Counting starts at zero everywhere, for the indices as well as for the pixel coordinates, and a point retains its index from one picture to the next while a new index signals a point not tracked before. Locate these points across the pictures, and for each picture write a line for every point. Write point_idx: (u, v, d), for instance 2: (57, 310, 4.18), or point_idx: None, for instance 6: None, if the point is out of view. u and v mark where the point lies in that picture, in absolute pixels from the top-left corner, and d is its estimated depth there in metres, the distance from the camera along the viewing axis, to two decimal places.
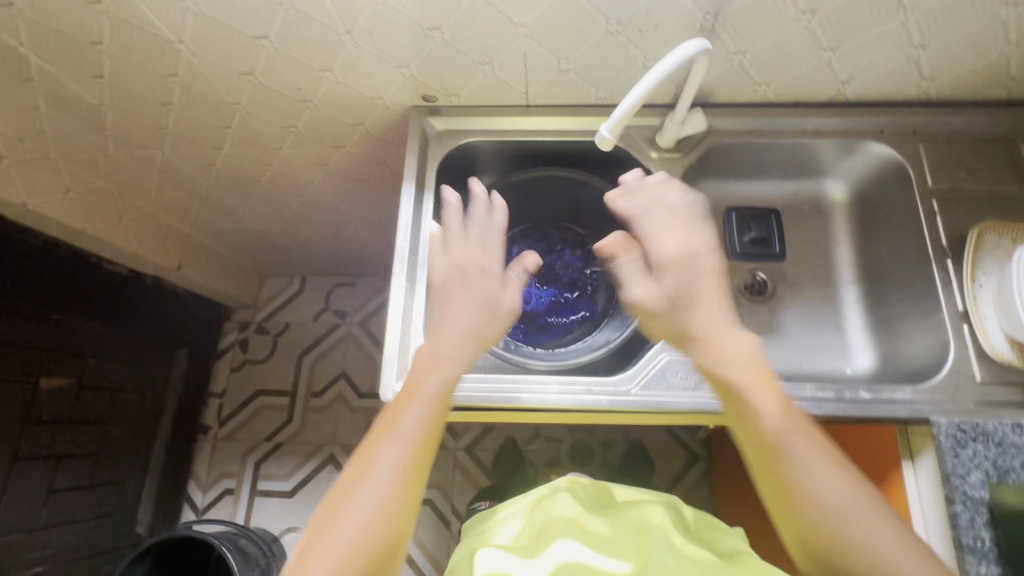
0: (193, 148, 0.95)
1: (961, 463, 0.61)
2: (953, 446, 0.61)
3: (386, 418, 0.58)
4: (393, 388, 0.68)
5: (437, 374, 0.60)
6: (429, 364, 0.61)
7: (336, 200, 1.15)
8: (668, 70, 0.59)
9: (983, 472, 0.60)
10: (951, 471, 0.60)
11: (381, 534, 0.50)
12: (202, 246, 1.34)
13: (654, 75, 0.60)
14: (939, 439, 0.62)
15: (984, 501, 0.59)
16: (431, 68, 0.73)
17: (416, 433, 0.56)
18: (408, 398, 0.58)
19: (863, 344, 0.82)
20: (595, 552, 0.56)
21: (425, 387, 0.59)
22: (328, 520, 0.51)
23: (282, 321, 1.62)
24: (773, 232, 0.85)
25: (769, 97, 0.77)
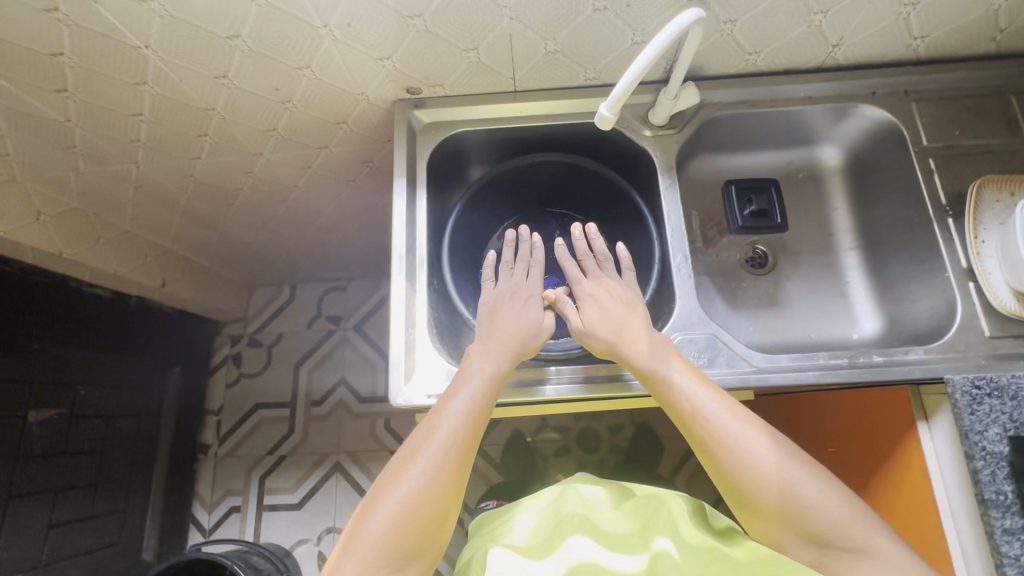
0: (170, 160, 0.91)
1: (979, 419, 0.60)
2: (969, 403, 0.61)
3: (440, 402, 0.61)
4: (403, 392, 0.66)
5: (486, 361, 0.63)
6: (479, 353, 0.64)
7: (323, 203, 1.12)
8: (663, 45, 0.57)
9: (1001, 426, 0.60)
10: (969, 428, 0.60)
11: (424, 509, 0.54)
12: (186, 261, 1.30)
13: (651, 50, 0.57)
14: (955, 397, 0.62)
15: (1004, 456, 0.59)
16: (414, 58, 0.70)
17: (464, 419, 0.59)
18: (457, 385, 0.62)
19: (868, 308, 0.82)
20: (610, 551, 0.54)
21: (473, 374, 0.62)
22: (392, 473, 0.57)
23: (275, 332, 1.58)
24: (775, 203, 0.84)
25: (760, 67, 0.76)
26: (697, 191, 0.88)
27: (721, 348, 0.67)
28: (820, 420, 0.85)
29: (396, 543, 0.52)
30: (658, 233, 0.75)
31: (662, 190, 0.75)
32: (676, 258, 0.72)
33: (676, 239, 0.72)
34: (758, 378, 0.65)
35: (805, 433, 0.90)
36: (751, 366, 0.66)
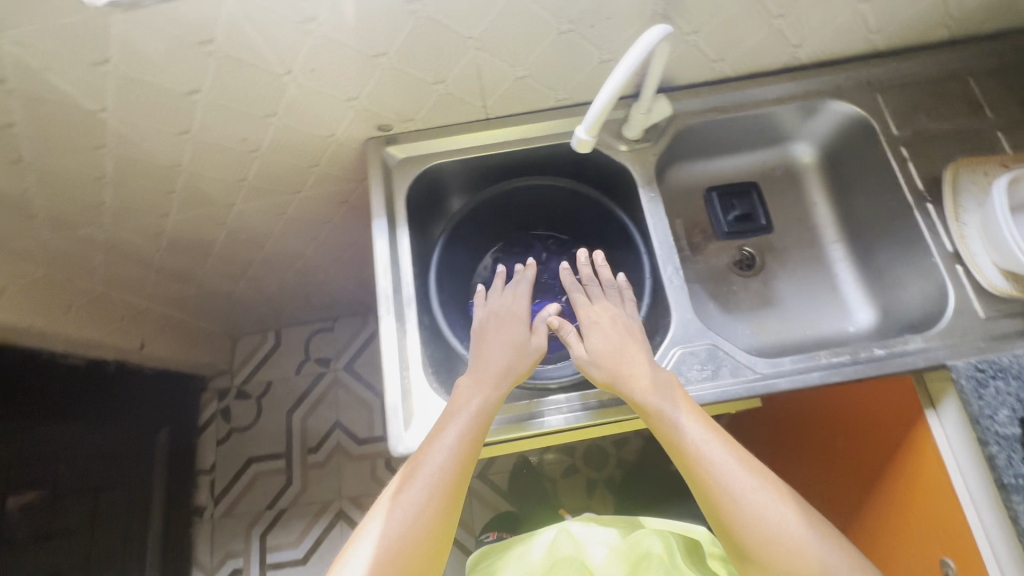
0: (139, 220, 0.88)
1: (988, 403, 0.60)
2: (975, 388, 0.61)
3: (429, 437, 0.59)
4: (403, 439, 0.63)
5: (477, 393, 0.61)
6: (469, 384, 0.62)
7: (301, 246, 1.10)
8: (637, 61, 0.56)
9: (1010, 408, 0.60)
10: (979, 413, 0.60)
11: (405, 554, 0.53)
12: (164, 319, 1.26)
13: (626, 65, 0.57)
14: (961, 383, 0.62)
15: (1017, 438, 0.58)
16: (383, 95, 0.69)
17: (455, 462, 0.56)
18: (446, 419, 0.59)
19: (860, 299, 0.82)
20: None
21: (463, 409, 0.59)
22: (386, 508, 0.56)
23: (263, 380, 1.54)
24: (757, 206, 0.85)
25: (727, 72, 0.77)
26: (678, 199, 0.88)
27: (723, 358, 0.66)
28: (823, 418, 0.84)
29: None
30: (646, 248, 0.74)
31: (645, 203, 0.74)
32: (667, 271, 0.71)
33: (664, 252, 0.72)
34: (764, 385, 0.64)
35: (809, 431, 0.89)
36: (755, 373, 0.65)
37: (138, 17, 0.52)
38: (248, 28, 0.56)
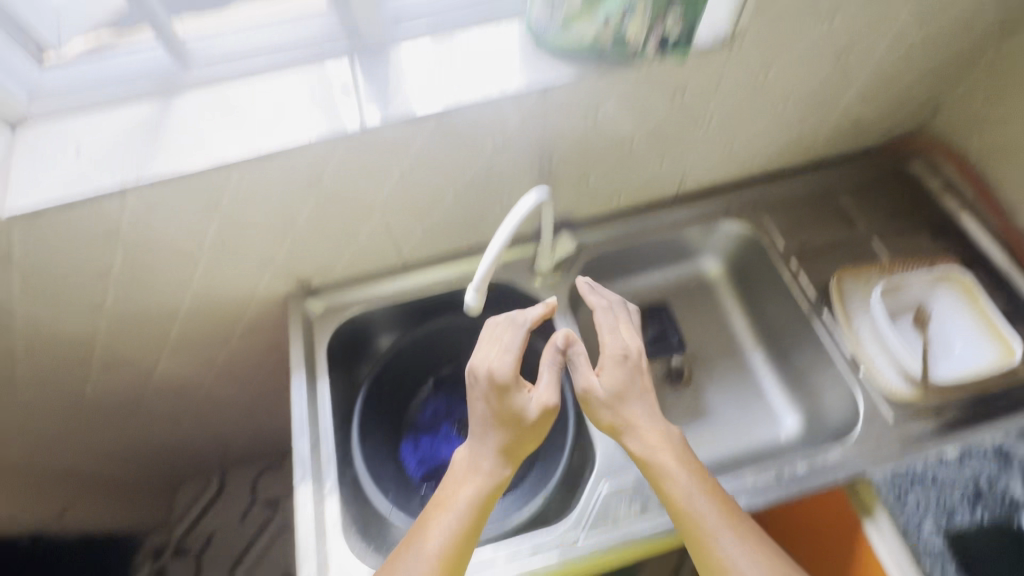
0: (55, 386, 0.86)
1: (912, 515, 0.63)
2: (899, 498, 0.64)
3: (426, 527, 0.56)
4: None
5: (475, 475, 0.58)
6: (466, 467, 0.59)
7: (237, 389, 1.07)
8: (516, 225, 0.59)
9: (931, 517, 0.63)
10: (907, 525, 0.62)
11: None
12: (90, 478, 1.17)
13: (508, 228, 0.59)
14: (886, 496, 0.64)
15: (943, 547, 0.61)
16: (298, 256, 0.72)
17: (443, 565, 0.53)
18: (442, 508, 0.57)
19: (785, 404, 0.84)
20: None
21: (459, 501, 0.56)
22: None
23: (205, 531, 1.41)
24: (670, 325, 0.87)
25: (625, 205, 0.84)
26: None
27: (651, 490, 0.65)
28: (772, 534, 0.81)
29: None
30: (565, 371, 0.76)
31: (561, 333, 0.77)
32: None
33: None
34: None
35: None
36: None
37: (39, 222, 0.54)
38: (153, 219, 0.59)
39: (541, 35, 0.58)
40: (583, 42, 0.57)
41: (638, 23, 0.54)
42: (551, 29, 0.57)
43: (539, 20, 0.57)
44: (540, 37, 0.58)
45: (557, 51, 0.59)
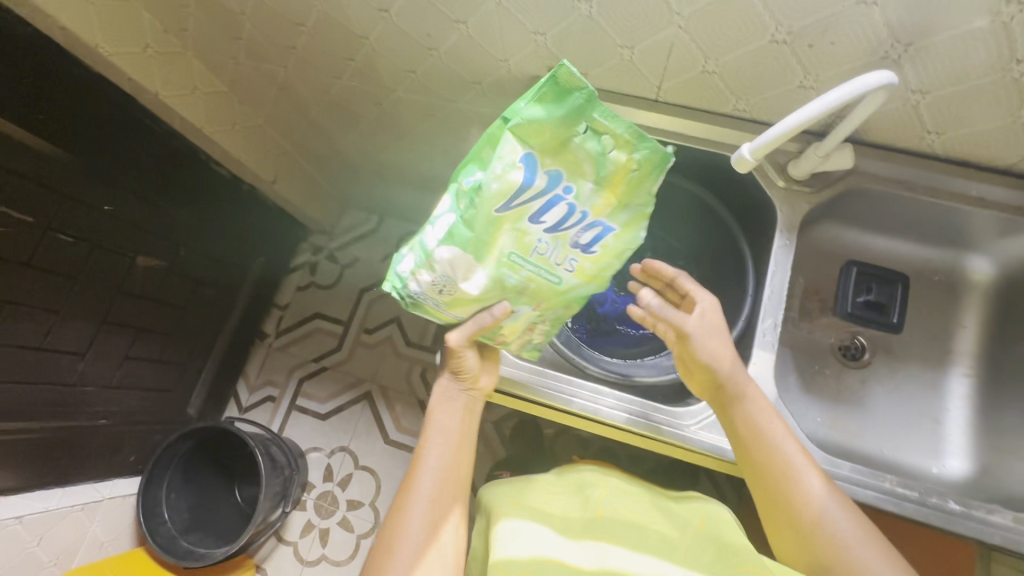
0: (315, 72, 0.99)
1: (996, 529, 0.59)
2: (984, 512, 0.60)
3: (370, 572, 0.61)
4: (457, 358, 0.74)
5: (449, 382, 0.73)
6: (447, 409, 0.72)
7: (430, 149, 1.15)
8: (835, 103, 0.51)
9: (1003, 537, 0.59)
10: (984, 532, 0.59)
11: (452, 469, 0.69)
12: (298, 166, 1.41)
13: (831, 97, 0.51)
14: (995, 540, 0.59)
15: (978, 519, 0.60)
16: (566, 42, 0.68)
17: (446, 434, 0.71)
18: (390, 555, 0.62)
19: (961, 447, 0.73)
20: (606, 540, 0.60)
21: (442, 419, 0.72)
22: (414, 473, 0.68)
23: (353, 254, 1.66)
24: (896, 300, 0.77)
25: (933, 149, 0.68)
26: (816, 257, 0.81)
27: None
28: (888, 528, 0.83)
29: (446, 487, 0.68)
30: (755, 291, 0.72)
31: (775, 247, 0.71)
32: (765, 322, 0.68)
33: (772, 302, 0.68)
34: None
35: None
36: None
37: None
38: None
39: (413, 289, 0.61)
40: (459, 309, 0.63)
41: (518, 326, 0.67)
42: (429, 293, 0.61)
43: (416, 284, 0.61)
44: (416, 297, 0.62)
45: (421, 311, 0.64)
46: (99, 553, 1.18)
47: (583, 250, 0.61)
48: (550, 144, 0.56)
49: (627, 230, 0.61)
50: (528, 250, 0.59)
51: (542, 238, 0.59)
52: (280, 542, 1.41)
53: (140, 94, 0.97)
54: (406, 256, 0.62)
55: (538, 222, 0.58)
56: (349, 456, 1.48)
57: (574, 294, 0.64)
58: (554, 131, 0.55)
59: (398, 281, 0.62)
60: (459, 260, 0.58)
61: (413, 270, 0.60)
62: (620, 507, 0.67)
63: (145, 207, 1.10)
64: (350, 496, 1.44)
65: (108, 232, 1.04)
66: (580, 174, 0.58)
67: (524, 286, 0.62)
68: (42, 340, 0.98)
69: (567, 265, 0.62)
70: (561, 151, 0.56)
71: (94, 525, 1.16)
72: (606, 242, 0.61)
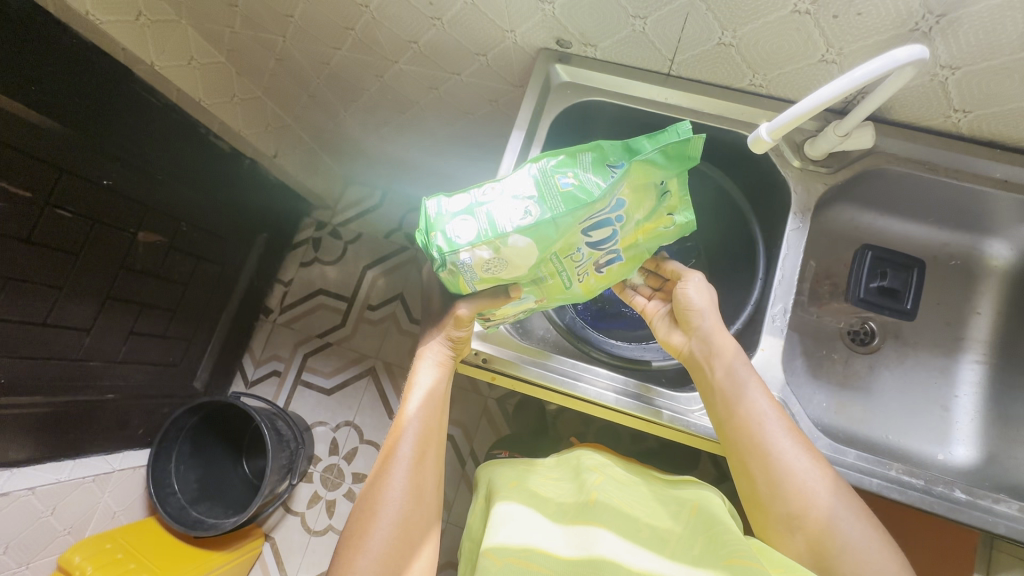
0: (315, 43, 0.96)
1: (1000, 517, 0.59)
2: (988, 501, 0.60)
3: (353, 530, 0.64)
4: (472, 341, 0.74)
5: (432, 346, 0.73)
6: (431, 375, 0.72)
7: (434, 123, 1.12)
8: (864, 79, 0.47)
9: (1007, 527, 0.59)
10: (989, 520, 0.59)
11: (431, 434, 0.70)
12: (298, 139, 1.39)
13: (859, 71, 0.47)
14: (999, 529, 0.59)
15: (982, 507, 0.60)
16: (575, 13, 0.65)
17: (426, 400, 0.71)
18: (374, 515, 0.64)
19: (969, 434, 0.73)
20: (598, 527, 0.60)
21: (424, 385, 0.72)
22: (395, 435, 0.69)
23: (355, 229, 1.65)
24: (910, 287, 0.73)
25: (958, 129, 0.64)
26: (829, 240, 0.80)
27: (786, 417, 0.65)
28: (892, 512, 0.83)
29: (426, 451, 0.69)
30: (765, 276, 0.71)
31: (788, 230, 0.68)
32: (774, 307, 0.67)
33: (782, 287, 0.67)
34: None
35: None
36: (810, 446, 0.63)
37: None
38: None
39: (460, 261, 0.59)
40: (485, 284, 0.63)
41: (515, 309, 0.68)
42: (474, 267, 0.59)
43: (468, 255, 0.58)
44: (458, 264, 0.59)
45: (449, 277, 0.62)
46: (111, 523, 1.22)
47: (598, 270, 0.66)
48: (640, 182, 0.59)
49: (630, 263, 0.68)
50: (568, 257, 0.62)
51: (582, 250, 0.62)
52: (288, 512, 1.45)
53: (135, 64, 0.94)
54: (460, 220, 0.59)
55: (590, 238, 0.61)
56: (354, 430, 1.50)
57: (569, 299, 0.68)
58: (651, 177, 0.59)
59: (447, 244, 0.58)
60: (525, 242, 0.58)
61: (472, 242, 0.58)
62: (618, 495, 0.67)
63: (145, 180, 1.09)
64: (355, 469, 1.46)
65: (107, 206, 1.03)
66: (637, 211, 0.62)
67: (541, 282, 0.64)
68: (47, 316, 0.98)
69: (580, 278, 0.65)
70: (642, 192, 0.60)
71: (105, 495, 1.19)
72: (612, 268, 0.66)
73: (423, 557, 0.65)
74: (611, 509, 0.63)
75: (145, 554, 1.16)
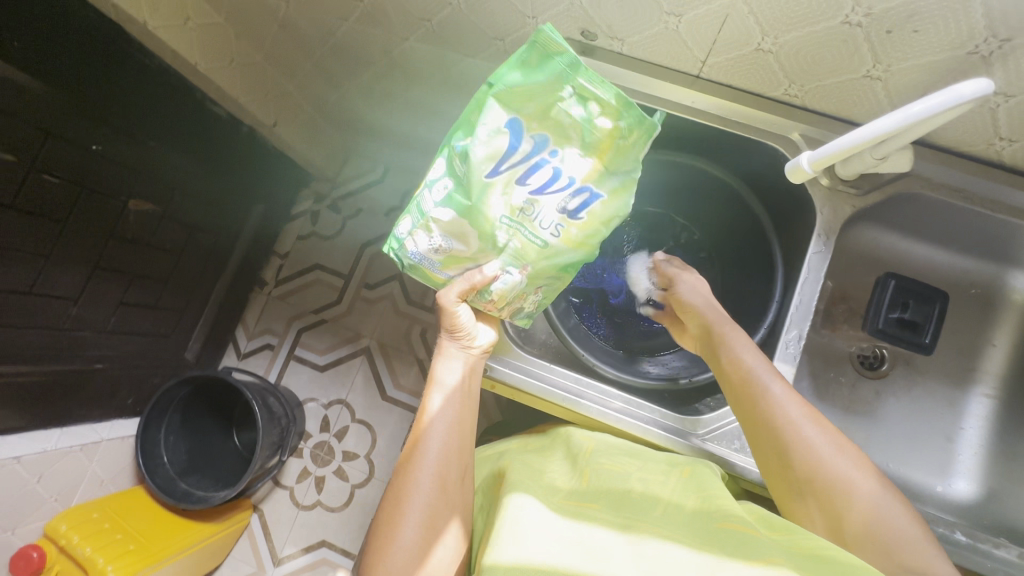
0: (320, 13, 0.90)
1: (998, 563, 0.59)
2: (988, 546, 0.59)
3: (384, 522, 0.61)
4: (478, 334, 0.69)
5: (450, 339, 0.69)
6: (452, 363, 0.68)
7: (442, 102, 1.06)
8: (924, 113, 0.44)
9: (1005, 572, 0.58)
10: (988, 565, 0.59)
11: (457, 422, 0.66)
12: (300, 109, 1.32)
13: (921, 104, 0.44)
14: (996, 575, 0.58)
15: (981, 551, 0.59)
16: (604, 3, 0.59)
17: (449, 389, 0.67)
18: (402, 507, 0.61)
19: (970, 468, 0.72)
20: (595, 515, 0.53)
21: (445, 374, 0.68)
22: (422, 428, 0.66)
23: (355, 204, 1.59)
24: (932, 320, 0.70)
25: (1000, 157, 0.61)
26: (848, 260, 0.77)
27: None
28: None
29: (451, 440, 0.65)
30: (781, 299, 0.68)
31: (809, 253, 0.65)
32: (789, 333, 0.64)
33: (799, 313, 0.64)
34: None
35: None
36: None
37: None
38: None
39: (410, 253, 0.62)
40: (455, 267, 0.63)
41: (509, 293, 0.63)
42: (427, 256, 0.62)
43: (412, 245, 0.62)
44: (405, 257, 0.63)
45: (418, 275, 0.65)
46: (99, 491, 1.21)
47: (573, 216, 0.60)
48: (538, 113, 0.58)
49: (615, 197, 0.61)
50: (515, 214, 0.59)
51: (527, 201, 0.59)
52: (277, 485, 1.45)
53: (126, 23, 0.88)
54: (406, 221, 0.64)
55: (521, 183, 0.59)
56: (345, 409, 1.49)
57: (563, 261, 0.62)
58: (538, 101, 0.57)
59: (396, 244, 0.63)
60: (441, 211, 0.59)
61: (410, 231, 0.62)
62: (605, 468, 0.62)
63: (136, 145, 1.04)
64: (346, 448, 1.46)
65: (93, 173, 0.97)
66: (563, 140, 0.59)
67: (508, 248, 0.61)
68: (32, 285, 0.94)
69: (554, 230, 0.60)
70: (548, 118, 0.58)
71: (93, 464, 1.18)
72: (593, 209, 0.60)
73: (455, 549, 0.61)
74: (598, 489, 0.58)
75: (133, 524, 1.16)
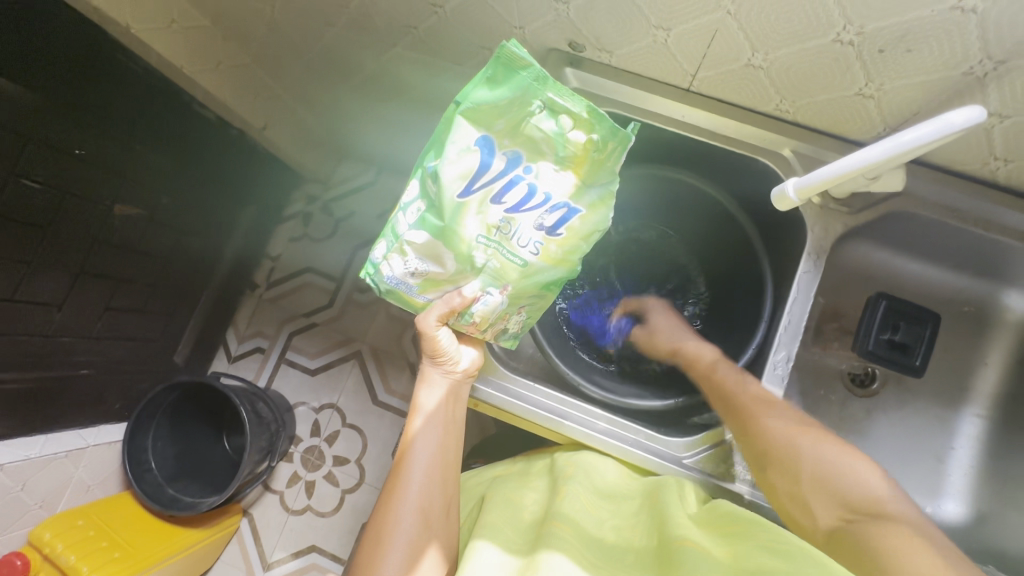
0: (308, 17, 0.88)
1: None
2: None
3: (363, 560, 0.60)
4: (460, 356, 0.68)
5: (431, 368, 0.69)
6: (434, 394, 0.68)
7: (433, 108, 1.05)
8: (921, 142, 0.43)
9: None
10: None
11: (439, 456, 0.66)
12: (291, 112, 1.31)
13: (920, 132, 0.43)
14: None
15: None
16: (592, 15, 0.58)
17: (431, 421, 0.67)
18: (382, 544, 0.60)
19: (960, 488, 0.71)
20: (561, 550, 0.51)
21: (426, 406, 0.68)
22: (402, 462, 0.66)
23: (348, 207, 1.58)
24: (922, 342, 0.69)
25: (995, 176, 0.60)
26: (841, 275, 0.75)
27: None
28: None
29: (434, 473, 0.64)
30: (770, 319, 0.67)
31: (800, 272, 0.64)
32: (778, 354, 0.63)
33: (788, 334, 0.64)
34: None
35: None
36: None
37: None
38: None
39: (385, 277, 0.61)
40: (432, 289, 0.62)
41: (491, 314, 0.62)
42: (404, 280, 0.61)
43: (388, 269, 0.60)
44: (382, 282, 0.62)
45: (396, 299, 0.63)
46: (85, 496, 1.20)
47: (551, 233, 0.59)
48: (510, 128, 0.56)
49: (594, 210, 0.59)
50: (490, 232, 0.58)
51: (502, 219, 0.58)
52: (267, 490, 1.44)
53: (108, 26, 0.86)
54: (381, 244, 0.62)
55: (495, 201, 0.57)
56: (336, 414, 1.48)
57: (544, 279, 0.61)
58: (507, 116, 0.55)
59: (371, 268, 0.62)
60: (415, 236, 0.58)
61: (386, 255, 0.60)
62: (582, 498, 0.60)
63: (122, 149, 1.02)
64: (336, 453, 1.45)
65: (77, 178, 0.96)
66: (536, 156, 0.57)
67: (487, 268, 0.59)
68: (14, 292, 0.93)
69: (533, 249, 0.59)
70: (519, 132, 0.56)
71: (79, 470, 1.17)
72: (572, 225, 0.59)
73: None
74: (571, 519, 0.56)
75: (119, 531, 1.15)
